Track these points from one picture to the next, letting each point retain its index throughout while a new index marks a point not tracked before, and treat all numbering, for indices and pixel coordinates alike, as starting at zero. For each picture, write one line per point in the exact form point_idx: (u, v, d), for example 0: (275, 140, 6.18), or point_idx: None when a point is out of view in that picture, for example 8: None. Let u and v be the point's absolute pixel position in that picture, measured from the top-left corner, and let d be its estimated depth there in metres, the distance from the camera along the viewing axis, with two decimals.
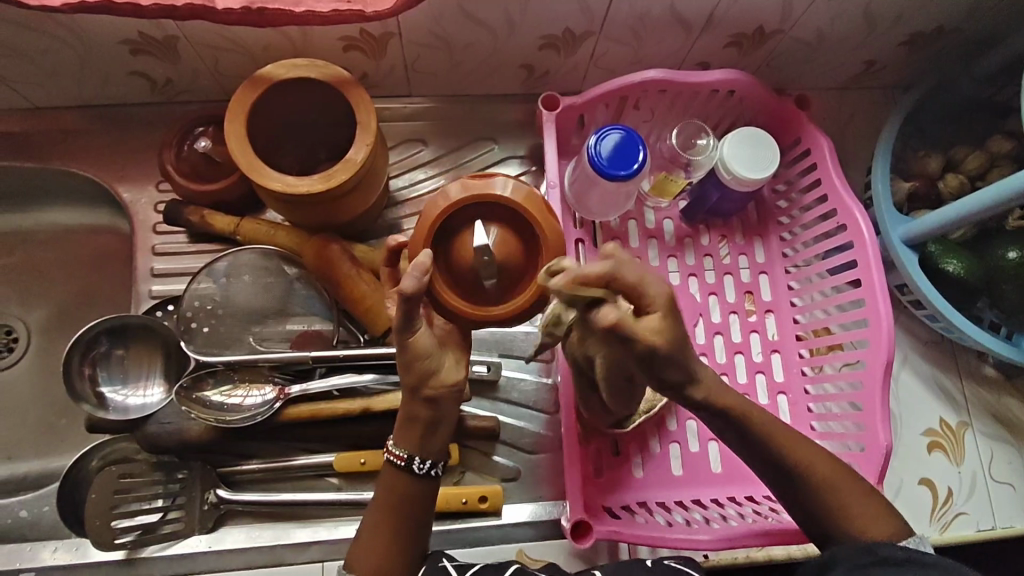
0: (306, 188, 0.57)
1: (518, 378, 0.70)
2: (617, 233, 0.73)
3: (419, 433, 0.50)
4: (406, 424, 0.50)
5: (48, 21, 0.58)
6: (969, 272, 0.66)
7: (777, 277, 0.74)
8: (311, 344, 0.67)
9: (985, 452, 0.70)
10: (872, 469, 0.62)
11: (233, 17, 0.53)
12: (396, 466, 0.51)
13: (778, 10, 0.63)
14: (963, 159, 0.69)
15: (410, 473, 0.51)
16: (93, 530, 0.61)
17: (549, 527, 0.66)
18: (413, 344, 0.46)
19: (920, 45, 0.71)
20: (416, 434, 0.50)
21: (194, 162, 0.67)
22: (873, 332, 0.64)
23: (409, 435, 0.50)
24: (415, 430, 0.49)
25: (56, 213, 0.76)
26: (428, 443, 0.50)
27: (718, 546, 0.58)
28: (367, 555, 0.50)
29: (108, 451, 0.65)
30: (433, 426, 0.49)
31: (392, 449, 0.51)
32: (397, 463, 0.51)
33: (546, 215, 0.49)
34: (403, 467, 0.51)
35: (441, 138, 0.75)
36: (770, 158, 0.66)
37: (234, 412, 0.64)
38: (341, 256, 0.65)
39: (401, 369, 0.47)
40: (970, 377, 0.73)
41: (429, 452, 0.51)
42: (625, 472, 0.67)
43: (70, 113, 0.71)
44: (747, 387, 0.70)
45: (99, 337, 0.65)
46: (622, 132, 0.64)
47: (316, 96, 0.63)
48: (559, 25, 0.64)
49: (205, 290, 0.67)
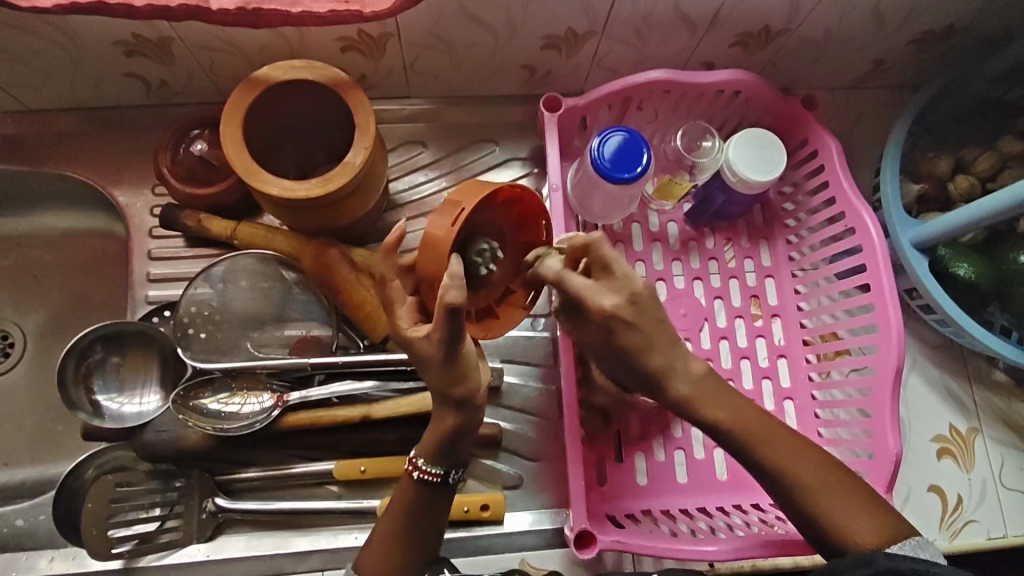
0: (304, 191, 0.56)
1: (519, 383, 0.69)
2: (621, 236, 0.72)
3: (445, 448, 0.48)
4: (438, 444, 0.47)
5: (40, 23, 0.57)
6: (980, 275, 0.64)
7: (784, 280, 0.73)
8: (310, 350, 0.66)
9: (996, 458, 0.69)
10: (883, 477, 0.61)
11: (228, 18, 0.52)
12: (428, 483, 0.49)
13: (785, 9, 0.62)
14: (973, 160, 0.68)
15: (443, 485, 0.50)
16: (90, 540, 0.60)
17: (551, 536, 0.65)
18: (463, 358, 0.43)
19: (929, 44, 0.69)
20: (449, 452, 0.48)
21: (190, 166, 0.66)
22: (883, 337, 0.63)
23: (442, 456, 0.48)
24: (445, 442, 0.47)
25: (49, 217, 0.75)
26: (454, 453, 0.48)
27: (726, 557, 0.57)
28: (372, 558, 0.49)
29: (105, 459, 0.64)
30: (456, 438, 0.47)
31: (422, 467, 0.49)
32: (433, 480, 0.49)
33: (585, 288, 0.46)
34: (438, 483, 0.49)
35: (440, 140, 0.74)
36: (775, 159, 0.65)
37: (232, 420, 0.63)
38: (339, 260, 0.63)
39: (448, 384, 0.44)
40: (981, 383, 0.71)
41: (461, 463, 0.50)
42: (629, 480, 0.66)
43: (65, 115, 0.70)
44: (776, 414, 0.69)
45: (94, 344, 0.64)
46: (625, 133, 0.63)
47: (311, 97, 0.61)
48: (562, 25, 0.63)
49: (203, 295, 0.66)
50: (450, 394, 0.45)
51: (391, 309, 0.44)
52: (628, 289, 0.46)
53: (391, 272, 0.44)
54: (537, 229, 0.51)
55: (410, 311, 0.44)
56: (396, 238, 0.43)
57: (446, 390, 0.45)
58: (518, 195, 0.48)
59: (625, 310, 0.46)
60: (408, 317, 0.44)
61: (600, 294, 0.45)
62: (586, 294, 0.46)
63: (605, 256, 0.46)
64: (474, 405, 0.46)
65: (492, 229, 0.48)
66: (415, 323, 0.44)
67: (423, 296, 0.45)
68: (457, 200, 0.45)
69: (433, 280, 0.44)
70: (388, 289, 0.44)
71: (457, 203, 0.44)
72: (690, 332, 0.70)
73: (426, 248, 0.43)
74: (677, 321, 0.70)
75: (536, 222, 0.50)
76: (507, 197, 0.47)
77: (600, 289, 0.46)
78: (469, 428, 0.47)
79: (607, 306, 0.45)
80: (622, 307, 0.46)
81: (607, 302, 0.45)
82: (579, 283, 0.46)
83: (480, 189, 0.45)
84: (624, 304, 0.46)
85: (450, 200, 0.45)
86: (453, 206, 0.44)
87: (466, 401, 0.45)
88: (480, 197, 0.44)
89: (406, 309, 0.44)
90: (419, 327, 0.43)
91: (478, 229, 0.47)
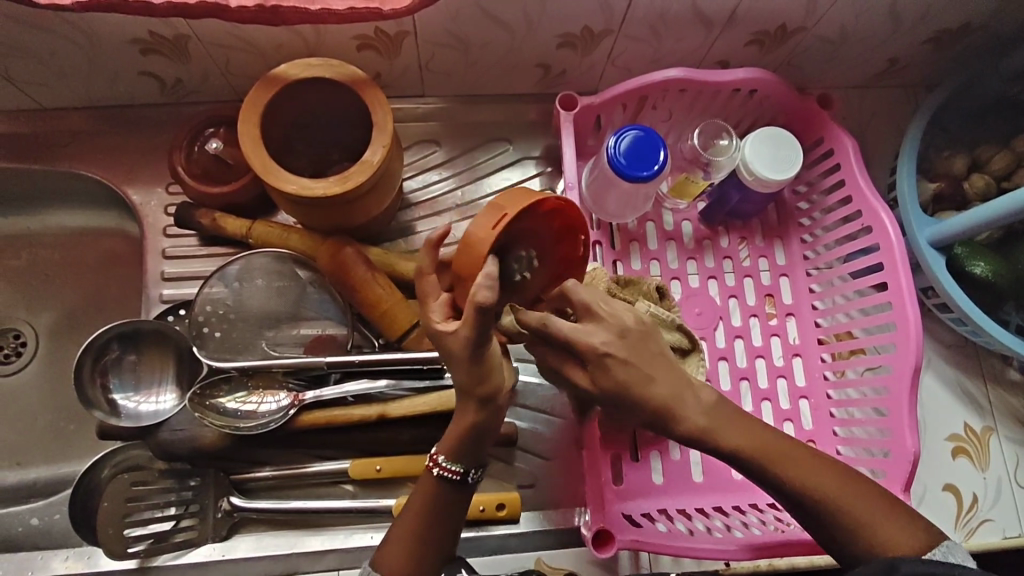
0: (323, 189, 0.56)
1: (534, 382, 0.69)
2: (635, 235, 0.72)
3: (465, 446, 0.47)
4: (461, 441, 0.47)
5: (55, 19, 0.57)
6: (997, 274, 0.64)
7: (799, 279, 0.73)
8: (325, 349, 0.66)
9: (1011, 458, 0.69)
10: (901, 476, 0.61)
11: (247, 15, 0.51)
12: (450, 476, 0.49)
13: (802, 7, 0.62)
14: (988, 159, 0.68)
15: (461, 484, 0.49)
16: (107, 539, 0.61)
17: (568, 536, 0.64)
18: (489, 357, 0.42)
19: (945, 42, 0.69)
20: (471, 450, 0.48)
21: (205, 163, 0.66)
22: (900, 336, 0.63)
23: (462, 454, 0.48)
24: (466, 442, 0.47)
25: (62, 215, 0.75)
26: (478, 452, 0.48)
27: (745, 555, 0.57)
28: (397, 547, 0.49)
29: (120, 458, 0.64)
30: (477, 438, 0.47)
31: (443, 464, 0.49)
32: (452, 478, 0.49)
33: (569, 331, 0.43)
34: (457, 481, 0.49)
35: (453, 139, 0.74)
36: (792, 158, 0.65)
37: (247, 419, 0.62)
38: (355, 259, 0.63)
39: (476, 382, 0.44)
40: (996, 382, 0.71)
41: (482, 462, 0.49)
42: (645, 480, 0.66)
43: (78, 113, 0.70)
44: (791, 413, 0.69)
45: (110, 343, 0.64)
46: (640, 131, 0.62)
47: (329, 95, 0.61)
48: (578, 23, 0.63)
49: (217, 293, 0.66)
50: (476, 393, 0.45)
51: (425, 303, 0.44)
52: (618, 326, 0.43)
53: (428, 266, 0.44)
54: (575, 244, 0.50)
55: (443, 307, 0.43)
56: (438, 235, 0.43)
57: (473, 387, 0.44)
58: (564, 207, 0.46)
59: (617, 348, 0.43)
60: (440, 312, 0.43)
61: (588, 333, 0.43)
62: (574, 334, 0.43)
63: (582, 300, 0.44)
64: (497, 403, 0.46)
65: (535, 236, 0.47)
66: (446, 318, 0.43)
67: (457, 296, 0.44)
68: (500, 205, 0.44)
69: (469, 281, 0.42)
70: (423, 283, 0.44)
71: (502, 206, 0.44)
72: (705, 330, 0.70)
73: (466, 246, 0.43)
74: (692, 320, 0.70)
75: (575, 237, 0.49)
76: (551, 207, 0.45)
77: (590, 328, 0.43)
78: (490, 428, 0.47)
79: (597, 343, 0.42)
80: (613, 345, 0.43)
81: (597, 340, 0.42)
82: (564, 326, 0.43)
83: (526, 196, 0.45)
84: (615, 342, 0.43)
85: (494, 203, 0.44)
86: (497, 211, 0.44)
87: (490, 400, 0.45)
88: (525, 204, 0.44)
89: (438, 305, 0.43)
90: (450, 322, 0.43)
91: (521, 237, 0.46)
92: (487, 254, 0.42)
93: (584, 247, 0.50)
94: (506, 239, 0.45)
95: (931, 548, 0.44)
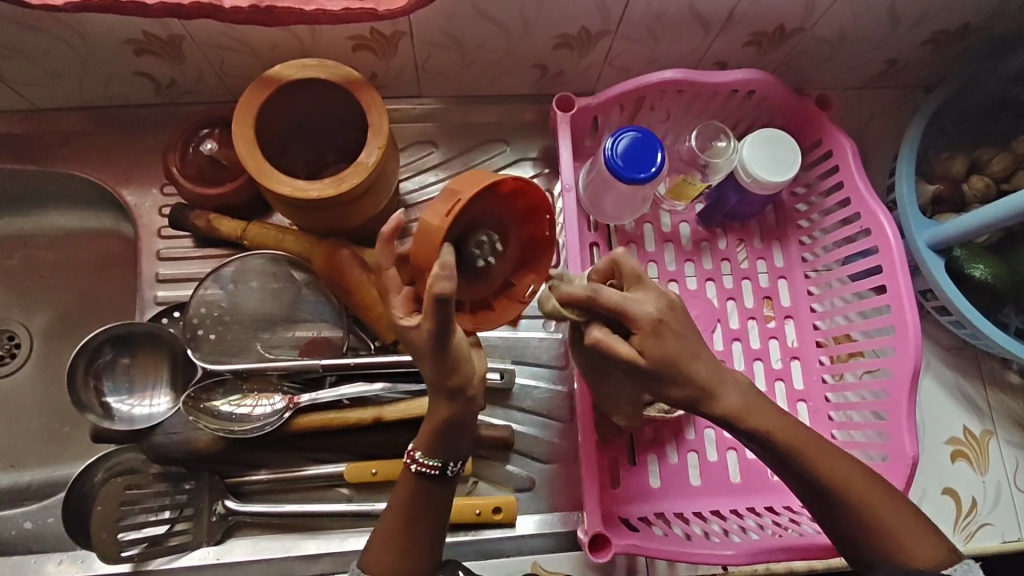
0: (318, 191, 0.55)
1: (531, 385, 0.69)
2: (633, 237, 0.72)
3: (443, 441, 0.47)
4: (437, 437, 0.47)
5: (47, 19, 0.56)
6: (996, 276, 0.64)
7: (797, 281, 0.72)
8: (321, 352, 0.66)
9: (1011, 461, 0.69)
10: (899, 479, 0.60)
11: (241, 15, 0.51)
12: (425, 475, 0.49)
13: (801, 8, 0.62)
14: (988, 161, 0.68)
15: (439, 478, 0.49)
16: (100, 543, 0.60)
17: (565, 539, 0.64)
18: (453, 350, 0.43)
19: (945, 43, 0.69)
20: (445, 444, 0.47)
21: (199, 164, 0.66)
22: (899, 339, 0.62)
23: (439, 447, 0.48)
24: (441, 436, 0.47)
25: (56, 216, 0.75)
26: (454, 446, 0.48)
27: (743, 560, 0.57)
28: (384, 545, 0.49)
29: (114, 462, 0.64)
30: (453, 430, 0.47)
31: (420, 461, 0.48)
32: (430, 473, 0.49)
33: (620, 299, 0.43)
34: (436, 476, 0.49)
35: (450, 140, 0.74)
36: (790, 159, 0.65)
37: (242, 422, 0.62)
38: (351, 261, 0.63)
39: (443, 376, 0.44)
40: (995, 385, 0.71)
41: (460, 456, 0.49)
42: (643, 483, 0.65)
43: (71, 114, 0.69)
44: (790, 416, 0.68)
45: (104, 345, 0.64)
46: (636, 132, 0.62)
47: (324, 96, 0.61)
48: (575, 23, 0.62)
49: (212, 296, 0.65)
50: (445, 384, 0.44)
51: (387, 297, 0.44)
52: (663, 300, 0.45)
53: (386, 260, 0.43)
54: (542, 223, 0.49)
55: (404, 301, 0.43)
56: (391, 229, 0.42)
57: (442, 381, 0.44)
58: (520, 187, 0.45)
59: (668, 315, 0.44)
60: (402, 306, 0.43)
61: (641, 302, 0.43)
62: (625, 303, 0.43)
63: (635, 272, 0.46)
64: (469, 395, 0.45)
65: (490, 220, 0.46)
66: (409, 312, 0.43)
67: (420, 288, 0.44)
68: (455, 190, 0.43)
69: (423, 271, 0.42)
70: (382, 278, 0.44)
71: (456, 192, 0.43)
72: (703, 333, 0.70)
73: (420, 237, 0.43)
74: None
75: (540, 215, 0.48)
76: (507, 188, 0.45)
77: (638, 300, 0.44)
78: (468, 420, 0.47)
79: (651, 311, 0.43)
80: (664, 315, 0.44)
81: (650, 308, 0.43)
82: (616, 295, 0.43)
83: (477, 178, 0.44)
84: (664, 310, 0.44)
85: (449, 189, 0.44)
86: (451, 197, 0.43)
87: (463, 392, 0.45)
88: (478, 187, 0.43)
89: (401, 298, 0.43)
90: (412, 317, 0.43)
91: (477, 220, 0.45)
92: (442, 242, 0.42)
93: (552, 227, 0.49)
94: (460, 228, 0.44)
95: (938, 554, 0.45)
